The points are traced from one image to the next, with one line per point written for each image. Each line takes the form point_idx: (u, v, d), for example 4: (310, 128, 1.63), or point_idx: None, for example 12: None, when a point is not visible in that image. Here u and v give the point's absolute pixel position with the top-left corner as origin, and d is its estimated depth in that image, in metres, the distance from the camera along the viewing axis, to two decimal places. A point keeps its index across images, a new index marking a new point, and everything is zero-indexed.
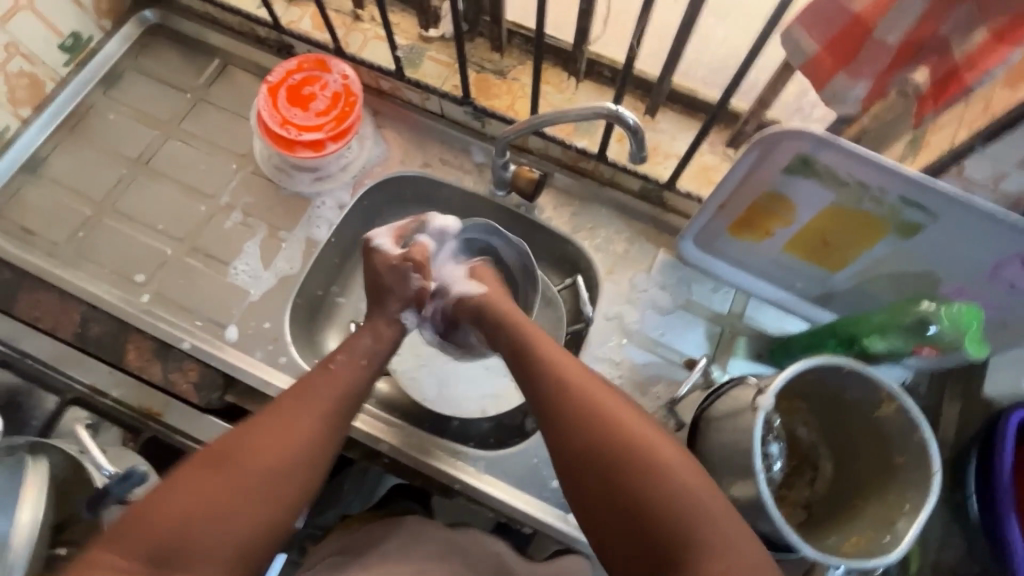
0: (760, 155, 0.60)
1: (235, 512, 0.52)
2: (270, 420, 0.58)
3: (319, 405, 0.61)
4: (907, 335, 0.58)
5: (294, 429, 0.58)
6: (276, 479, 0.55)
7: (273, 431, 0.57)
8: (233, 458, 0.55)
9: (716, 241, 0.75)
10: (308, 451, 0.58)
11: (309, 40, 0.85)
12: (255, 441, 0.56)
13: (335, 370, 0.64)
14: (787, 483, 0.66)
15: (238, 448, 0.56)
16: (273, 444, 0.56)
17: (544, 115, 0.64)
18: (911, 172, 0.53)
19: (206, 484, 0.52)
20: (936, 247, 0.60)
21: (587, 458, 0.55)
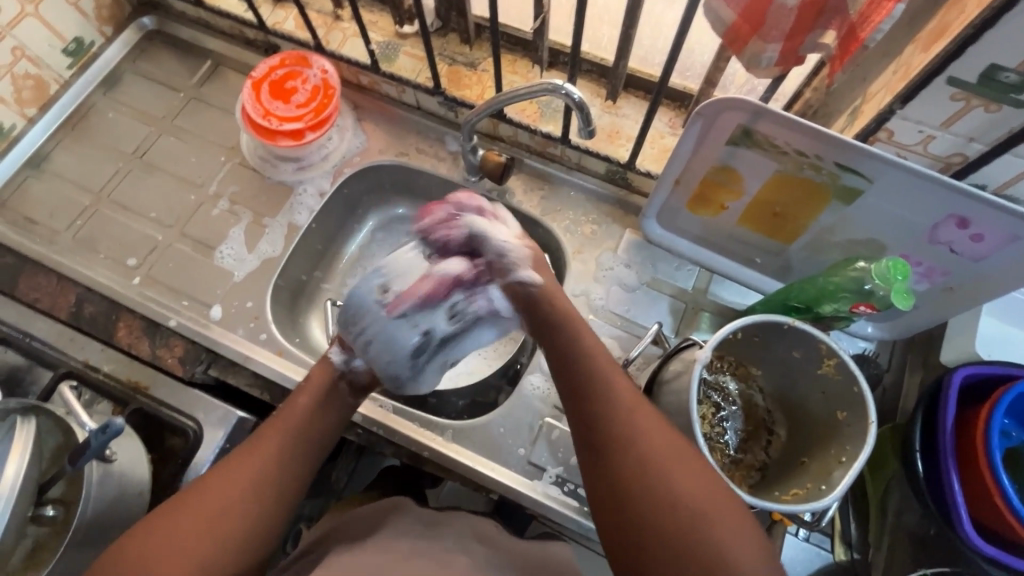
0: (703, 128, 0.63)
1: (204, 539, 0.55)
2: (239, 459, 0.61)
3: (276, 442, 0.62)
4: (847, 297, 0.61)
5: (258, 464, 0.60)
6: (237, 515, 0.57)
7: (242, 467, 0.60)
8: (203, 500, 0.57)
9: (676, 218, 0.78)
10: (269, 489, 0.59)
11: (292, 39, 0.91)
12: (227, 476, 0.59)
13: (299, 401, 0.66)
14: (742, 446, 0.68)
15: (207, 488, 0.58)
16: (240, 477, 0.59)
17: (500, 95, 0.68)
18: (841, 137, 0.56)
19: (174, 528, 0.54)
20: (877, 212, 0.62)
21: (615, 463, 0.54)
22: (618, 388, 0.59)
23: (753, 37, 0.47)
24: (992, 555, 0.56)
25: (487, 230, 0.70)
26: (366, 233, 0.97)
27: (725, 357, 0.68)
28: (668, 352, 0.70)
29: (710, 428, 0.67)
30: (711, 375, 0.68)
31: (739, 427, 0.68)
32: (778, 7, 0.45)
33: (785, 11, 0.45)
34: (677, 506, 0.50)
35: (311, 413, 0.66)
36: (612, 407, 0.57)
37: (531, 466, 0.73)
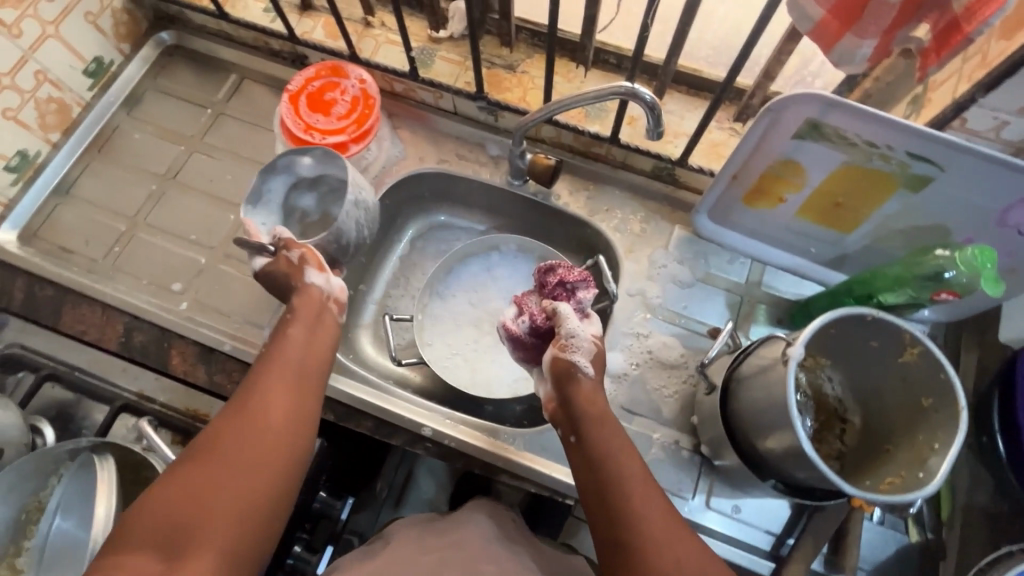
0: (770, 124, 0.63)
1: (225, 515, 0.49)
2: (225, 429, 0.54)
3: (281, 374, 0.60)
4: (925, 284, 0.61)
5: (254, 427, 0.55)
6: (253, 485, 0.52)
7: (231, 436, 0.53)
8: (199, 478, 0.50)
9: (730, 212, 0.79)
10: (293, 417, 0.57)
11: (323, 48, 0.88)
12: (219, 448, 0.53)
13: (288, 332, 0.65)
14: (818, 438, 0.68)
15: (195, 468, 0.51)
16: (237, 445, 0.53)
17: (559, 101, 0.67)
18: (917, 126, 0.57)
19: (207, 477, 0.50)
20: (945, 199, 0.63)
21: (614, 522, 0.54)
22: (616, 445, 0.59)
23: (848, 33, 0.50)
24: None
25: (566, 314, 0.67)
26: (407, 242, 0.95)
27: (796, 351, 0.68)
28: (739, 349, 0.70)
29: None
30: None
31: (814, 419, 0.69)
32: (879, 3, 0.47)
33: (885, 7, 0.48)
34: (660, 552, 0.51)
35: (305, 348, 0.64)
36: (599, 470, 0.57)
37: None
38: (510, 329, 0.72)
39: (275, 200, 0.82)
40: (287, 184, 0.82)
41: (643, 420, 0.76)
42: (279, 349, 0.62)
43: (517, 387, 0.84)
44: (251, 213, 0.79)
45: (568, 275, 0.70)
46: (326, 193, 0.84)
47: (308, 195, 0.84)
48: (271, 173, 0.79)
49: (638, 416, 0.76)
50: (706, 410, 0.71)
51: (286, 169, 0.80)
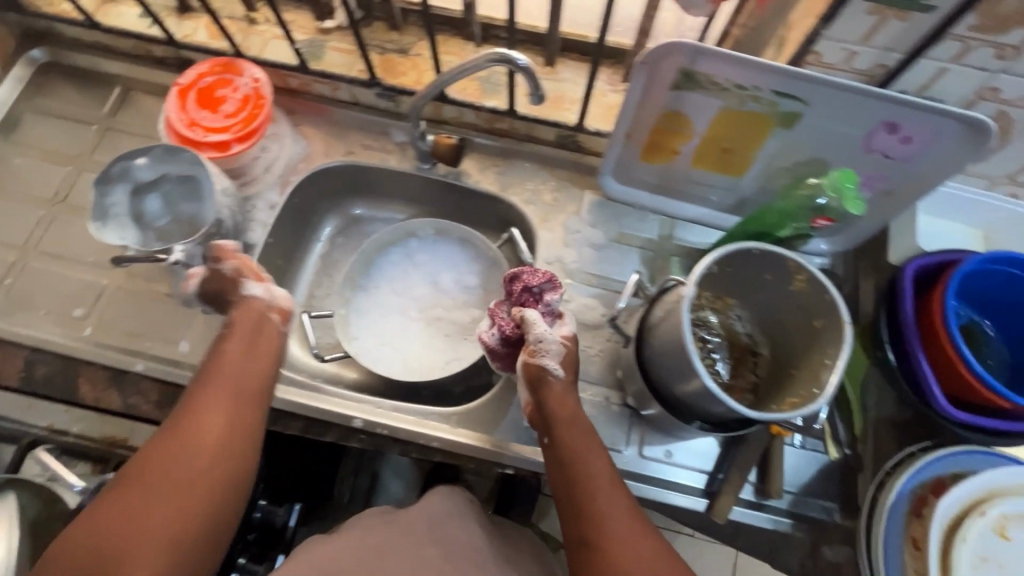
0: (647, 77, 0.65)
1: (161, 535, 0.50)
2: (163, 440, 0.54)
3: (223, 393, 0.58)
4: (805, 214, 0.65)
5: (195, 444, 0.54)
6: (191, 499, 0.51)
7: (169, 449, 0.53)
8: (133, 501, 0.49)
9: (632, 171, 0.81)
10: (235, 438, 0.56)
11: (207, 49, 0.85)
12: (160, 460, 0.52)
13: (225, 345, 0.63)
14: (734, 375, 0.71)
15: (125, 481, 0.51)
16: (180, 455, 0.53)
17: (443, 75, 0.67)
18: (776, 64, 0.59)
19: (142, 500, 0.50)
20: (816, 132, 0.66)
21: (580, 518, 0.57)
22: (589, 451, 0.61)
23: None
24: (964, 420, 0.60)
25: (535, 319, 0.67)
26: (325, 241, 0.94)
27: (703, 295, 0.71)
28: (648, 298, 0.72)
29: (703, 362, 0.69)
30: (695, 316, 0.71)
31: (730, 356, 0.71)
32: None
33: None
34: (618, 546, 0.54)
35: (239, 361, 0.62)
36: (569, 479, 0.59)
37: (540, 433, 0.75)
38: (483, 340, 0.72)
39: (123, 213, 0.78)
40: (130, 192, 0.78)
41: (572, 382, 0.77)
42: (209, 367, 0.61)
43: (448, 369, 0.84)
44: (100, 231, 0.75)
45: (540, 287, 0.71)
46: (171, 193, 0.80)
47: (154, 198, 0.80)
48: (106, 184, 0.76)
49: None
50: (627, 362, 0.73)
51: (123, 177, 0.77)
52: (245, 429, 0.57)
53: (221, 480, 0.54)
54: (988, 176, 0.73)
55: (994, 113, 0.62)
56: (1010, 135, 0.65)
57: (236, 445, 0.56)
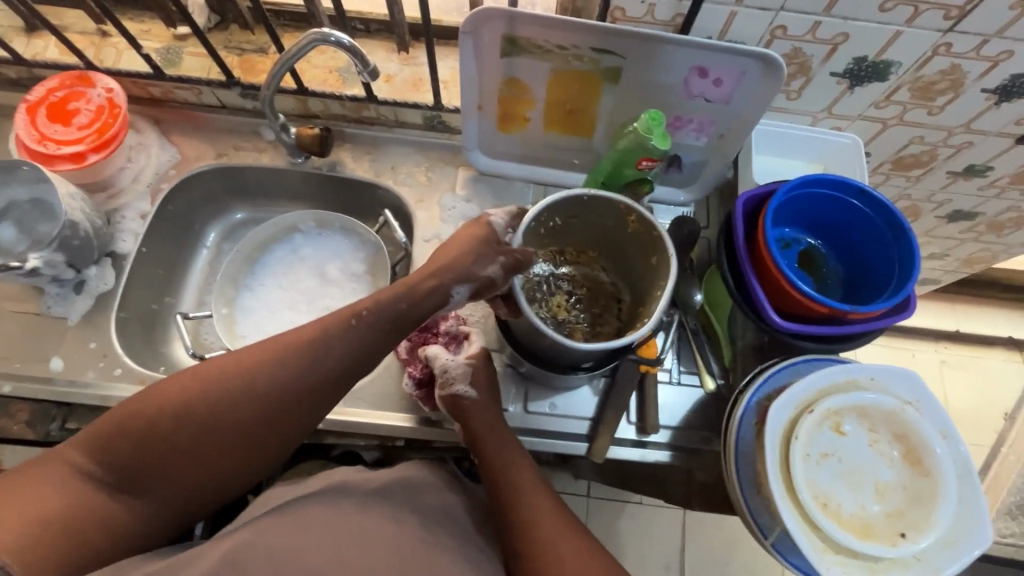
0: (475, 47, 0.68)
1: (167, 476, 0.54)
2: (241, 356, 0.57)
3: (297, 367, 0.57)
4: (634, 156, 0.69)
5: (268, 372, 0.56)
6: (197, 448, 0.54)
7: (266, 359, 0.56)
8: (150, 438, 0.54)
9: (494, 142, 0.84)
10: (273, 422, 0.56)
11: (57, 66, 0.85)
12: (158, 398, 0.54)
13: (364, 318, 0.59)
14: (596, 332, 0.72)
15: (209, 381, 0.55)
16: (177, 397, 0.55)
17: (281, 58, 0.69)
18: (585, 22, 0.64)
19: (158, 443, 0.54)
20: (641, 83, 0.71)
21: (513, 530, 0.62)
22: (518, 462, 0.67)
23: None
24: (794, 330, 0.65)
25: (438, 352, 0.72)
26: (210, 248, 0.94)
27: (558, 255, 0.76)
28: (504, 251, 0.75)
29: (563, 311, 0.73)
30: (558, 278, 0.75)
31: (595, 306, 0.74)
32: None
33: None
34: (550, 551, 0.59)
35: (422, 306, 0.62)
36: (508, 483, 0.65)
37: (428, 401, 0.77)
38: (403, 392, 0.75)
39: None
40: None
41: None
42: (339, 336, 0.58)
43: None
44: None
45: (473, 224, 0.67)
46: (23, 217, 0.77)
47: (5, 225, 0.77)
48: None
49: None
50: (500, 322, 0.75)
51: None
52: (291, 381, 0.56)
53: (227, 437, 0.55)
54: (811, 112, 0.79)
55: (791, 49, 0.68)
56: (813, 69, 0.71)
57: (262, 398, 0.55)
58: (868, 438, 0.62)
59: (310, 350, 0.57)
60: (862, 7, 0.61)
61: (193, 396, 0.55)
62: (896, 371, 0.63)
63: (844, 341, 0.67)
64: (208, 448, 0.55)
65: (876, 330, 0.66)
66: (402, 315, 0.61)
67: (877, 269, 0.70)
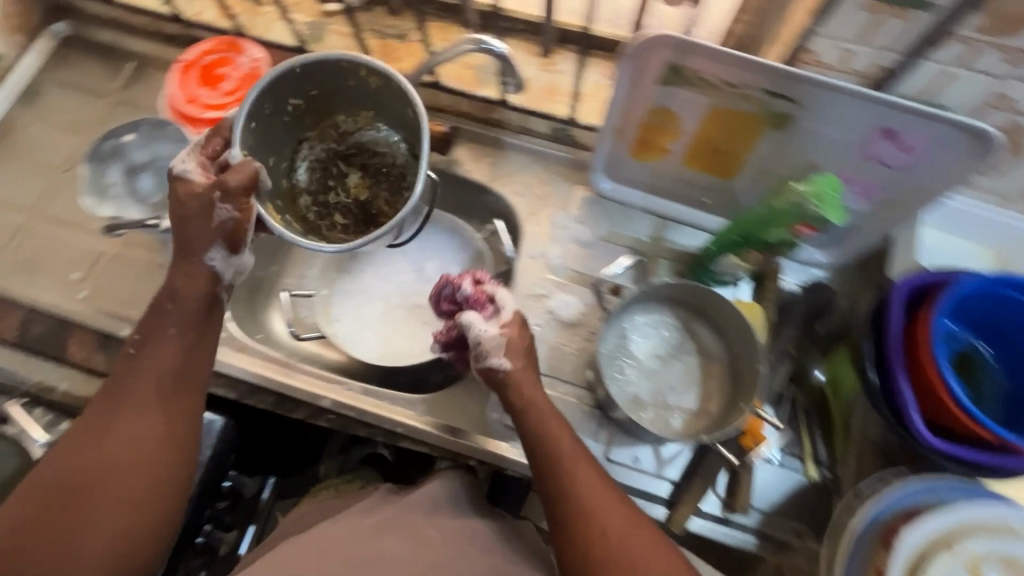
0: (633, 71, 0.63)
1: (86, 545, 0.51)
2: (70, 438, 0.55)
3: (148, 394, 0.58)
4: (786, 218, 0.62)
5: (100, 435, 0.55)
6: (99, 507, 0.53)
7: (78, 443, 0.55)
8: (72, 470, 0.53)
9: (623, 168, 0.79)
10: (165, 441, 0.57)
11: (213, 28, 0.88)
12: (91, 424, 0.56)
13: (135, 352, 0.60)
14: (368, 227, 0.72)
15: (48, 475, 0.53)
16: (48, 483, 0.53)
17: (431, 58, 0.67)
18: (767, 63, 0.57)
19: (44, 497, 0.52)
20: (812, 136, 0.63)
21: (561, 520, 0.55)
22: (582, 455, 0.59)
23: None
24: (940, 449, 0.57)
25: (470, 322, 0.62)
26: None
27: (310, 134, 0.73)
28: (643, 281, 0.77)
29: (671, 376, 0.75)
30: (297, 172, 0.73)
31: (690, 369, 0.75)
32: None
33: None
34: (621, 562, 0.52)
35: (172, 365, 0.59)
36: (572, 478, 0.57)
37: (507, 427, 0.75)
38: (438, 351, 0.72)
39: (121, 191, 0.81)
40: (122, 169, 0.81)
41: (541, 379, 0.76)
42: (123, 378, 0.58)
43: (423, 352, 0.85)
44: (97, 205, 0.80)
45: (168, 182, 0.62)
46: (160, 170, 0.81)
47: (144, 176, 0.81)
48: (101, 161, 0.81)
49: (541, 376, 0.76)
50: None
51: (116, 155, 0.81)
52: (160, 402, 0.58)
53: (135, 481, 0.54)
54: (1001, 193, 0.68)
55: (1008, 123, 0.58)
56: None
57: (137, 402, 0.57)
58: None
59: (170, 374, 0.59)
60: None
61: (43, 488, 0.53)
62: None
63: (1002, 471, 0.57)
64: (109, 496, 0.53)
65: None
66: (186, 225, 0.61)
67: None
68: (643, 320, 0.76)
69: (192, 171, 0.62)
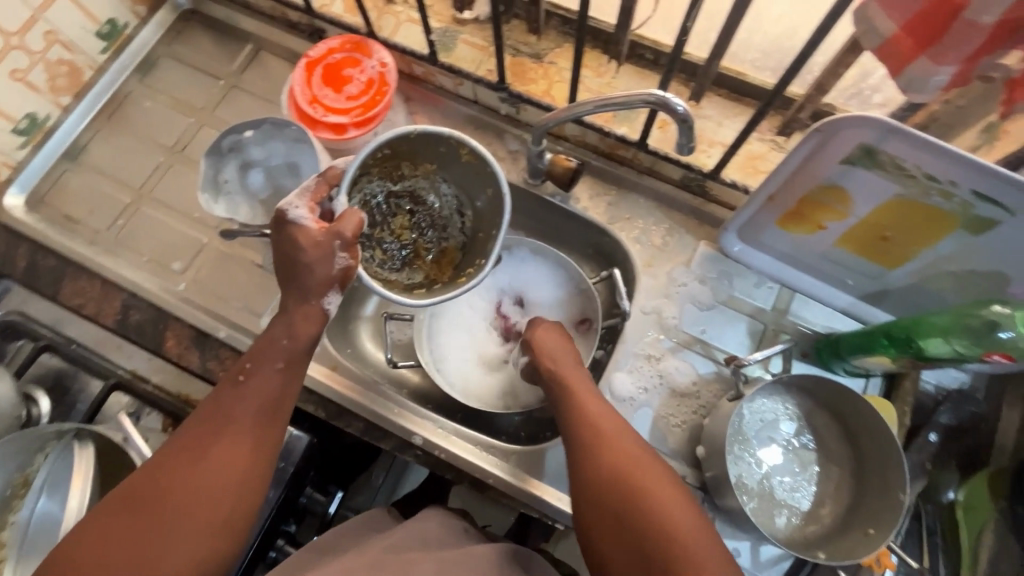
0: (817, 146, 0.56)
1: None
2: (153, 461, 0.51)
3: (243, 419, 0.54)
4: (973, 340, 0.55)
5: (184, 467, 0.51)
6: (169, 548, 0.48)
7: (165, 469, 0.51)
8: (158, 490, 0.50)
9: (761, 234, 0.72)
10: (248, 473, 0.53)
11: (340, 23, 0.84)
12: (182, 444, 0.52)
13: (244, 377, 0.56)
14: (411, 267, 0.75)
15: (127, 504, 0.49)
16: (124, 514, 0.48)
17: (584, 103, 0.62)
18: (991, 165, 0.49)
19: (125, 518, 0.48)
20: (1013, 246, 0.55)
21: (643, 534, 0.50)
22: (633, 447, 0.56)
23: (922, 56, 0.47)
24: None
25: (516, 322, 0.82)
26: None
27: (371, 169, 0.70)
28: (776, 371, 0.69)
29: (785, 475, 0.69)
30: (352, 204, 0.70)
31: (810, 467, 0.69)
32: (966, 22, 0.44)
33: (974, 27, 0.44)
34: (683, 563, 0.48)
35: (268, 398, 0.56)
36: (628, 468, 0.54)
37: None
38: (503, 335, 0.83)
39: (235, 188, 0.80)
40: (237, 165, 0.80)
41: None
42: (222, 401, 0.55)
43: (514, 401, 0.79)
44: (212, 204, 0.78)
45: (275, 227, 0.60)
46: (274, 170, 0.80)
47: (257, 172, 0.80)
48: (219, 158, 0.78)
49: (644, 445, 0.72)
50: (713, 443, 0.66)
51: (234, 151, 0.79)
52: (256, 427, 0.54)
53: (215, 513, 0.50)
54: None
55: None
56: None
57: (232, 430, 0.53)
58: None
59: (272, 402, 0.56)
60: None
61: (119, 522, 0.48)
62: None
63: None
64: (183, 539, 0.49)
65: None
66: (299, 267, 0.59)
67: None
68: (767, 406, 0.70)
69: (306, 217, 0.60)
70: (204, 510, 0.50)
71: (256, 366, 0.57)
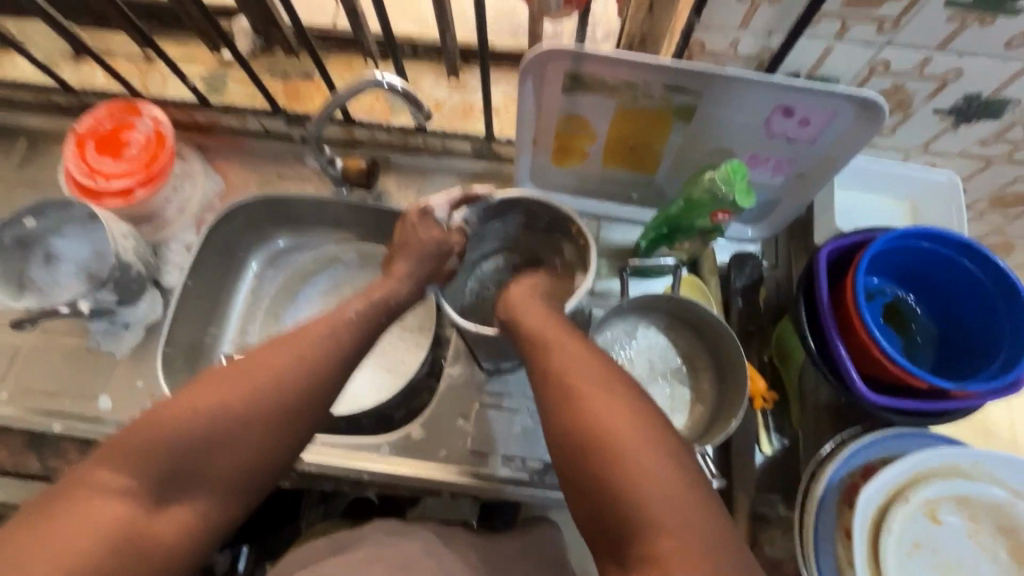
0: (536, 80, 0.63)
1: (213, 472, 0.49)
2: (264, 361, 0.53)
3: (335, 352, 0.56)
4: (707, 207, 0.64)
5: (275, 377, 0.52)
6: (237, 438, 0.50)
7: (265, 373, 0.52)
8: (249, 373, 0.52)
9: (548, 177, 0.79)
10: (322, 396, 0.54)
11: (104, 93, 0.84)
12: (284, 350, 0.54)
13: (361, 314, 0.60)
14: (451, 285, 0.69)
15: (223, 386, 0.51)
16: (226, 395, 0.51)
17: (337, 94, 0.66)
18: (660, 60, 0.58)
19: (219, 388, 0.51)
20: (718, 121, 0.65)
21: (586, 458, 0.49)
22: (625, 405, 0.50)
23: None
24: (885, 404, 0.59)
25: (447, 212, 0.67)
26: (255, 275, 0.90)
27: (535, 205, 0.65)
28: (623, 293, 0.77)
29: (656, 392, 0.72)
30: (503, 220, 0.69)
31: (676, 367, 0.74)
32: None
33: None
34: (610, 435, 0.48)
35: (374, 343, 0.59)
36: (560, 388, 0.52)
37: (473, 455, 0.73)
38: (430, 204, 0.66)
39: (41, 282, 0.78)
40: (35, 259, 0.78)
41: (509, 400, 0.75)
42: (342, 330, 0.58)
43: (395, 378, 0.85)
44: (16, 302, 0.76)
45: (416, 218, 0.67)
46: (75, 253, 0.78)
47: (59, 261, 0.78)
48: (11, 255, 0.76)
49: (506, 395, 0.75)
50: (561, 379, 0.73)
51: (27, 243, 0.77)
52: (346, 357, 0.56)
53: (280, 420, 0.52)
54: (903, 147, 0.72)
55: (892, 85, 0.61)
56: (915, 105, 0.63)
57: (333, 352, 0.56)
58: (968, 529, 0.56)
59: (368, 351, 0.59)
60: (985, 41, 0.53)
61: (212, 402, 0.50)
62: (1006, 459, 0.56)
63: (941, 417, 0.60)
64: (247, 445, 0.50)
65: (977, 405, 0.59)
66: (421, 258, 0.65)
67: (977, 334, 0.63)
68: (614, 331, 0.74)
69: (451, 220, 0.67)
70: (275, 426, 0.52)
71: (377, 321, 0.61)
